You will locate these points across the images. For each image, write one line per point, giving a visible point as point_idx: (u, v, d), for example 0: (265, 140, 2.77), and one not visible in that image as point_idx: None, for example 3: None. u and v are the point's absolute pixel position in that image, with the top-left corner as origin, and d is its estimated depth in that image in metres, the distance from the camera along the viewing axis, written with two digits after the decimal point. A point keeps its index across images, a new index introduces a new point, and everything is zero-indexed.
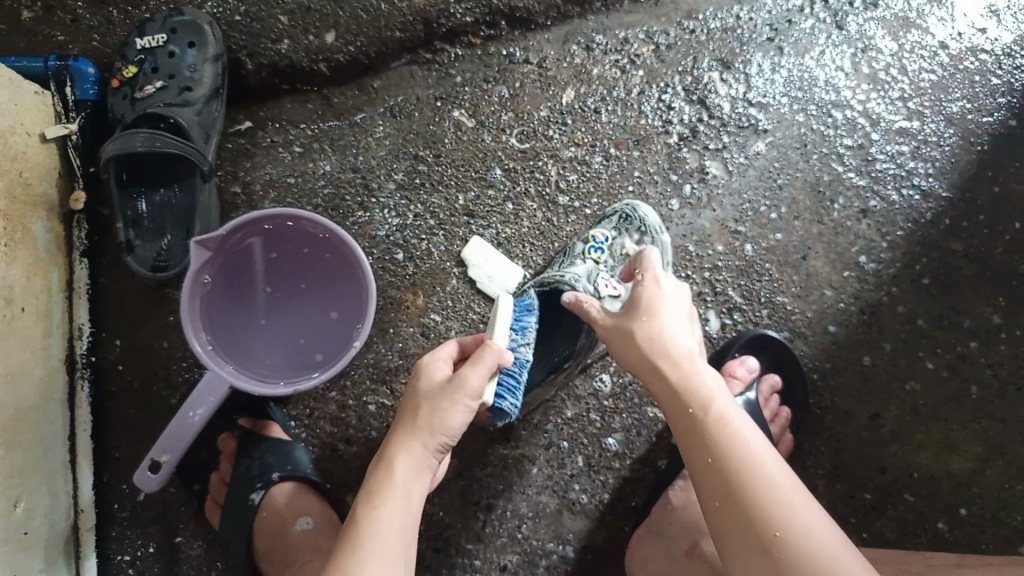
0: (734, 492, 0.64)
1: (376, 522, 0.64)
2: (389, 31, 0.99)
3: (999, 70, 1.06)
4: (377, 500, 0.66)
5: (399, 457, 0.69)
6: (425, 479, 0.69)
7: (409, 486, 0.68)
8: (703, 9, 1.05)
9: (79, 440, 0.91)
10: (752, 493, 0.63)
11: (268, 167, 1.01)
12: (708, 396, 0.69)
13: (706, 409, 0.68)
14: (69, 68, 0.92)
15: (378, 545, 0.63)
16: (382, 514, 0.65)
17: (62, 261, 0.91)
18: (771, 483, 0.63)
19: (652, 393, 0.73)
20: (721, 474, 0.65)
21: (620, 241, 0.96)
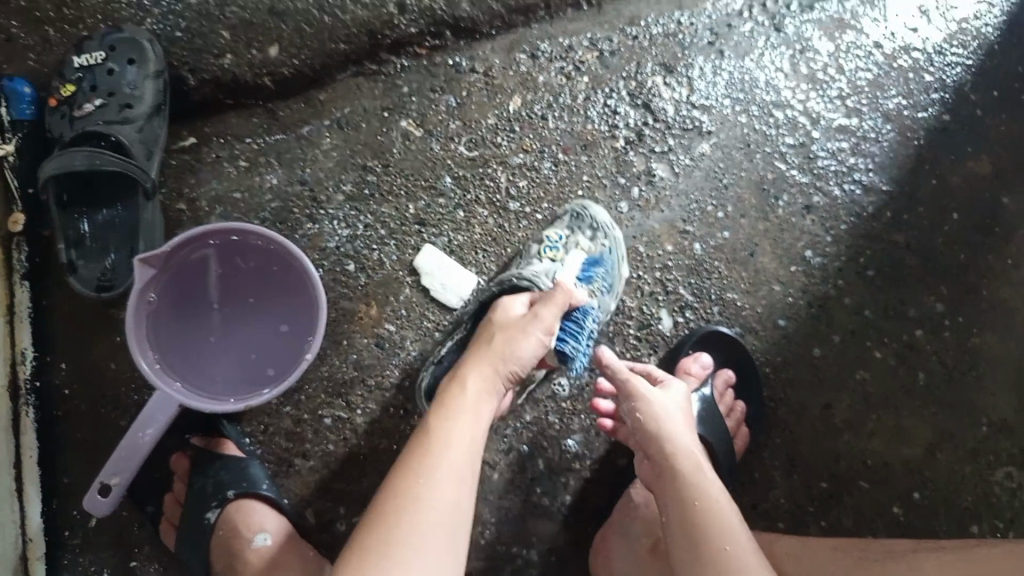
0: (697, 534, 0.71)
1: (450, 438, 0.72)
2: (333, 43, 0.99)
3: (931, 68, 1.09)
4: (451, 421, 0.73)
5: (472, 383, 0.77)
6: (489, 406, 0.77)
7: (477, 404, 0.76)
8: (644, 15, 1.06)
9: (26, 467, 0.89)
10: (711, 538, 0.70)
11: (214, 182, 1.00)
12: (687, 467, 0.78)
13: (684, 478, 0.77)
14: (4, 88, 0.90)
15: (448, 457, 0.70)
16: (450, 431, 0.72)
17: (3, 285, 0.89)
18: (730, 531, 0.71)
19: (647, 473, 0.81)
20: (687, 520, 0.73)
21: (575, 239, 0.99)
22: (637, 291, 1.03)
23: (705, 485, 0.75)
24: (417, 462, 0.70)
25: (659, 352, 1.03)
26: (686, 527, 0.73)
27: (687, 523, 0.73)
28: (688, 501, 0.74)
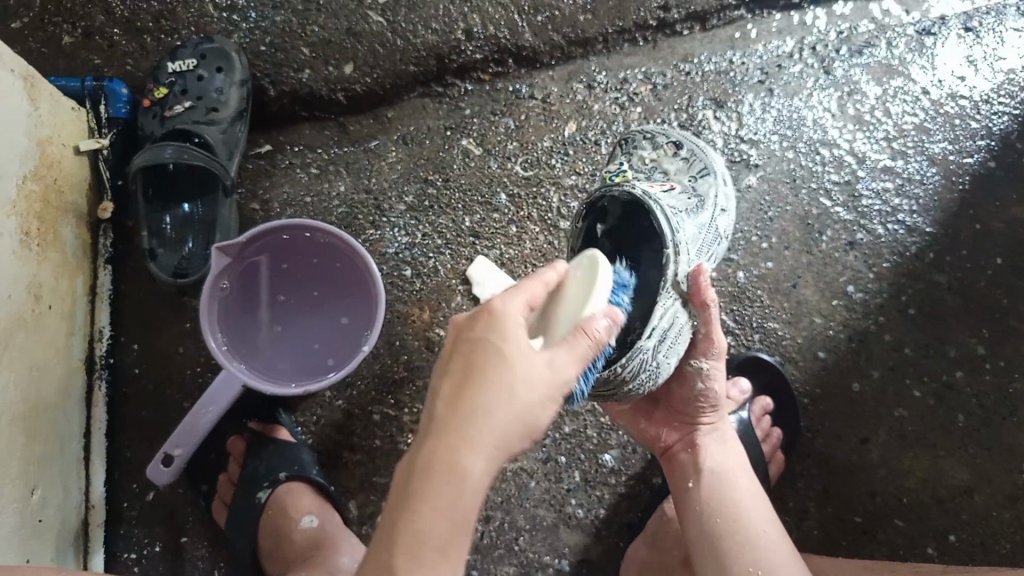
0: (729, 523, 0.78)
1: (482, 462, 0.50)
2: (404, 65, 1.07)
3: (977, 115, 1.12)
4: (480, 437, 0.50)
5: (503, 378, 0.52)
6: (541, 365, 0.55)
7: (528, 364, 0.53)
8: (698, 53, 1.12)
9: (93, 438, 0.95)
10: (732, 525, 0.78)
11: (286, 187, 1.07)
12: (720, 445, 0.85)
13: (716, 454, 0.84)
14: (104, 88, 0.99)
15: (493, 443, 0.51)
16: (495, 445, 0.51)
17: (87, 266, 0.97)
18: (750, 517, 0.79)
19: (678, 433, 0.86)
20: (716, 506, 0.80)
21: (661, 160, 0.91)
22: None
23: (731, 470, 0.83)
24: (444, 500, 0.48)
25: None
26: (718, 513, 0.79)
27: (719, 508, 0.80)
28: (712, 489, 0.81)
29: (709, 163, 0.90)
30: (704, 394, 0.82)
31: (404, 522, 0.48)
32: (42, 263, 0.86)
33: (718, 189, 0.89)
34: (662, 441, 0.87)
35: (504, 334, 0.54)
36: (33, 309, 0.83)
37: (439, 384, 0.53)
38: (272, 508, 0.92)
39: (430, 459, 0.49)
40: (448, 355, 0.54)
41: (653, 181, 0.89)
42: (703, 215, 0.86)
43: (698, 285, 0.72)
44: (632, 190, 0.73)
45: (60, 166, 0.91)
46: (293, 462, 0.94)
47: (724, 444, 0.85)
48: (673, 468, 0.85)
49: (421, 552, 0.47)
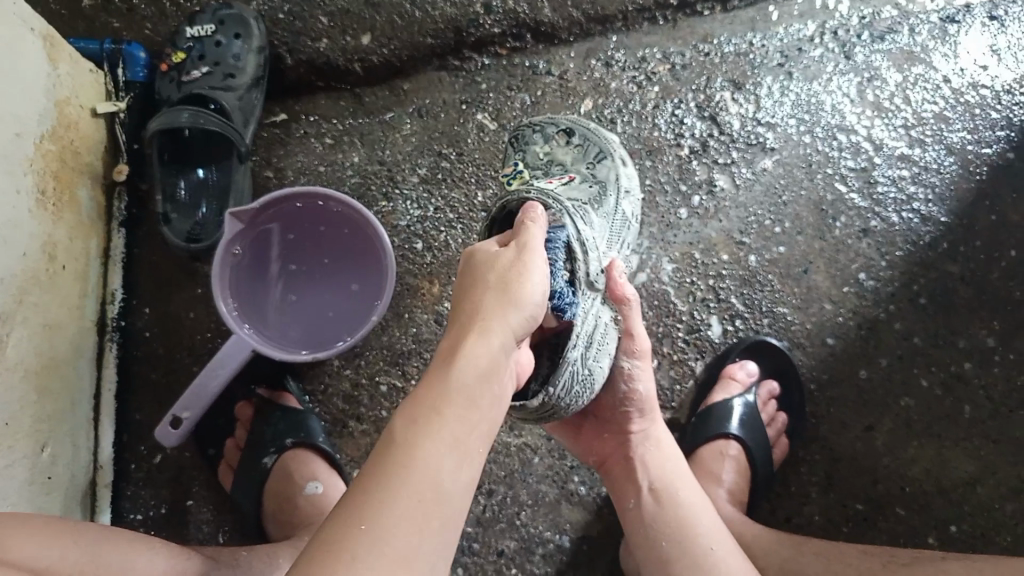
0: (677, 544, 0.78)
1: (463, 353, 0.53)
2: (421, 37, 1.06)
3: (999, 105, 1.10)
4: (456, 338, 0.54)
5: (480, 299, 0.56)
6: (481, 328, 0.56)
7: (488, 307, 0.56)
8: (718, 34, 1.11)
9: (104, 398, 0.96)
10: (684, 542, 0.78)
11: (301, 156, 1.07)
12: (659, 454, 0.83)
13: (657, 467, 0.83)
14: (122, 52, 0.99)
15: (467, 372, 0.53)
16: (470, 337, 0.54)
17: (101, 230, 0.97)
18: (696, 532, 0.78)
19: (613, 444, 0.85)
20: (662, 526, 0.79)
21: (551, 150, 0.91)
22: (689, 296, 1.06)
23: (673, 483, 0.82)
24: (427, 386, 0.51)
25: (706, 358, 1.06)
26: (664, 534, 0.79)
27: (664, 527, 0.79)
28: (655, 503, 0.81)
29: (603, 147, 0.93)
30: (626, 398, 0.82)
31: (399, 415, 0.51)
32: (57, 223, 0.87)
33: (616, 172, 0.92)
34: (596, 454, 0.87)
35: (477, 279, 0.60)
36: (47, 269, 0.84)
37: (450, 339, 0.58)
38: (278, 472, 0.93)
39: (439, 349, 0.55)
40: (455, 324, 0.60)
41: (552, 175, 0.88)
42: (607, 200, 0.88)
43: (613, 281, 0.77)
44: (530, 195, 0.71)
45: (77, 127, 0.91)
46: (299, 429, 0.95)
47: (662, 450, 0.84)
48: (611, 482, 0.85)
49: (410, 427, 0.49)
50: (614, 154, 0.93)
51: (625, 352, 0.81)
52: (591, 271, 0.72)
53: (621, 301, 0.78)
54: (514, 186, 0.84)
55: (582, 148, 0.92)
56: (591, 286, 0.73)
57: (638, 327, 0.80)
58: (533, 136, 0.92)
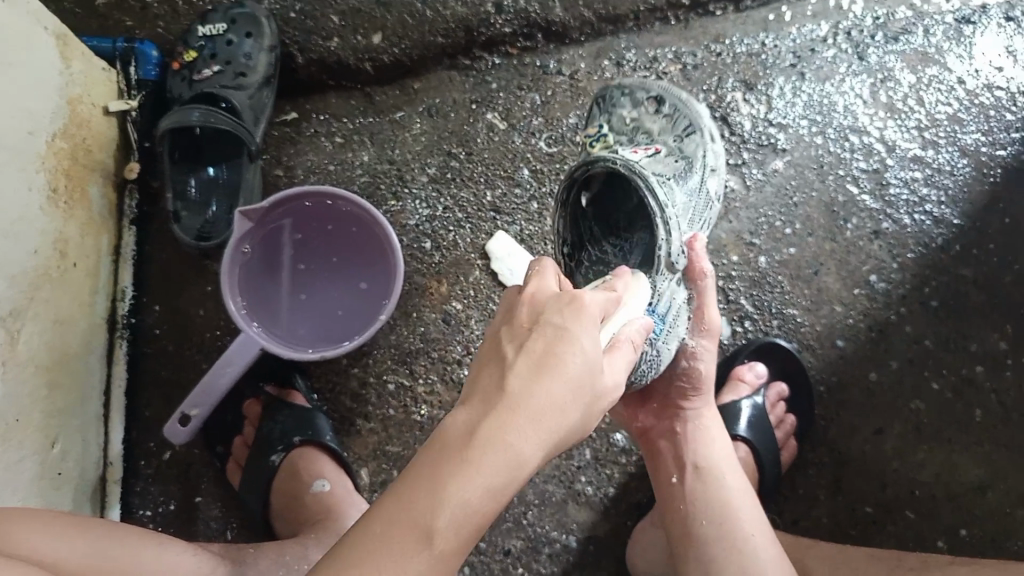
0: (714, 525, 0.78)
1: (539, 448, 0.47)
2: (432, 37, 1.06)
3: (1013, 107, 1.09)
4: (544, 413, 0.47)
5: (576, 373, 0.49)
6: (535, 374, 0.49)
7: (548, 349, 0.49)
8: (730, 34, 1.10)
9: (114, 394, 0.97)
10: (721, 522, 0.78)
11: (311, 155, 1.07)
12: (707, 435, 0.84)
13: (705, 446, 0.83)
14: (134, 50, 1.00)
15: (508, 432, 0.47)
16: (554, 428, 0.48)
17: (112, 227, 0.98)
18: (733, 515, 0.78)
19: (661, 419, 0.85)
20: (700, 506, 0.79)
21: (642, 119, 0.88)
22: None
23: (719, 463, 0.82)
24: (499, 474, 0.45)
25: (714, 360, 1.06)
26: (702, 514, 0.79)
27: (706, 505, 0.79)
28: (698, 479, 0.81)
29: (694, 119, 0.89)
30: (686, 374, 0.82)
31: (455, 484, 0.45)
32: (69, 220, 0.87)
33: (704, 150, 0.88)
34: (641, 423, 0.86)
35: (584, 325, 0.51)
36: (59, 266, 0.85)
37: (510, 350, 0.49)
38: (286, 470, 0.93)
39: (517, 403, 0.47)
40: (520, 325, 0.51)
41: (637, 145, 0.86)
42: (692, 177, 0.85)
43: (693, 255, 0.77)
44: (619, 166, 0.71)
45: (90, 125, 0.92)
46: (307, 427, 0.95)
47: (709, 429, 0.84)
48: (651, 455, 0.85)
49: (465, 522, 0.45)
50: (704, 127, 0.89)
51: (694, 328, 0.81)
52: (672, 251, 0.72)
53: (696, 277, 0.78)
54: (597, 151, 0.86)
55: (669, 118, 0.89)
56: (671, 268, 0.73)
57: (711, 307, 0.80)
58: (620, 99, 0.89)
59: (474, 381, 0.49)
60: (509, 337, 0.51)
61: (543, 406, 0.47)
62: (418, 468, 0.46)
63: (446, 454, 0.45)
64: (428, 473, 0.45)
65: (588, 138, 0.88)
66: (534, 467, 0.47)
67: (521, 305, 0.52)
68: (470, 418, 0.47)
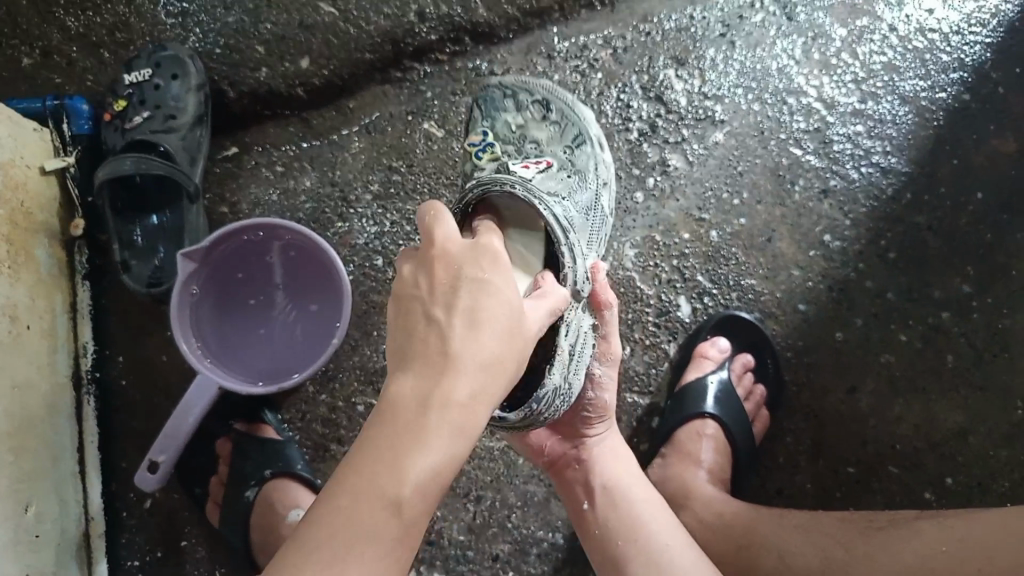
0: (631, 543, 0.78)
1: (485, 407, 0.51)
2: (359, 53, 1.06)
3: (949, 48, 1.08)
4: (485, 365, 0.51)
5: (504, 318, 0.53)
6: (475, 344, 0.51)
7: (480, 335, 0.51)
8: (657, 12, 1.10)
9: (87, 451, 0.98)
10: (635, 540, 0.78)
11: (254, 188, 1.08)
12: (608, 458, 0.84)
13: (606, 470, 0.83)
14: (65, 106, 1.00)
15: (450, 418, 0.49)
16: (494, 384, 0.51)
17: (66, 284, 0.99)
18: (645, 530, 0.78)
19: (565, 450, 0.84)
20: (614, 529, 0.79)
21: (529, 129, 0.89)
22: (654, 279, 1.06)
23: (625, 483, 0.82)
24: (451, 437, 0.49)
25: (678, 339, 1.06)
26: (618, 536, 0.79)
27: (618, 528, 0.79)
28: (607, 502, 0.81)
29: (582, 129, 0.91)
30: (592, 404, 0.81)
31: (414, 458, 0.48)
32: (15, 284, 0.88)
33: (596, 160, 0.91)
34: (547, 454, 0.85)
35: (503, 274, 0.55)
36: (10, 332, 0.86)
37: (439, 310, 0.52)
38: (259, 506, 0.95)
39: (454, 360, 0.50)
40: (443, 280, 0.53)
41: (526, 155, 0.87)
42: (584, 192, 0.87)
43: (597, 284, 0.76)
44: (516, 192, 0.69)
45: (26, 188, 0.92)
46: (279, 459, 0.97)
47: (616, 455, 0.84)
48: (562, 483, 0.84)
49: (429, 490, 0.49)
50: (591, 137, 0.92)
51: (599, 358, 0.81)
52: (580, 278, 0.69)
53: (601, 306, 0.77)
54: (484, 161, 0.84)
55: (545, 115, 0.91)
56: (576, 296, 0.69)
57: (614, 333, 0.81)
58: (505, 102, 0.91)
59: (409, 343, 0.52)
60: (432, 296, 0.53)
61: (481, 360, 0.51)
62: (377, 444, 0.49)
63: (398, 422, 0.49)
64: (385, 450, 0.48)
65: (475, 148, 0.86)
66: (483, 420, 0.51)
67: (438, 263, 0.54)
68: (414, 385, 0.50)
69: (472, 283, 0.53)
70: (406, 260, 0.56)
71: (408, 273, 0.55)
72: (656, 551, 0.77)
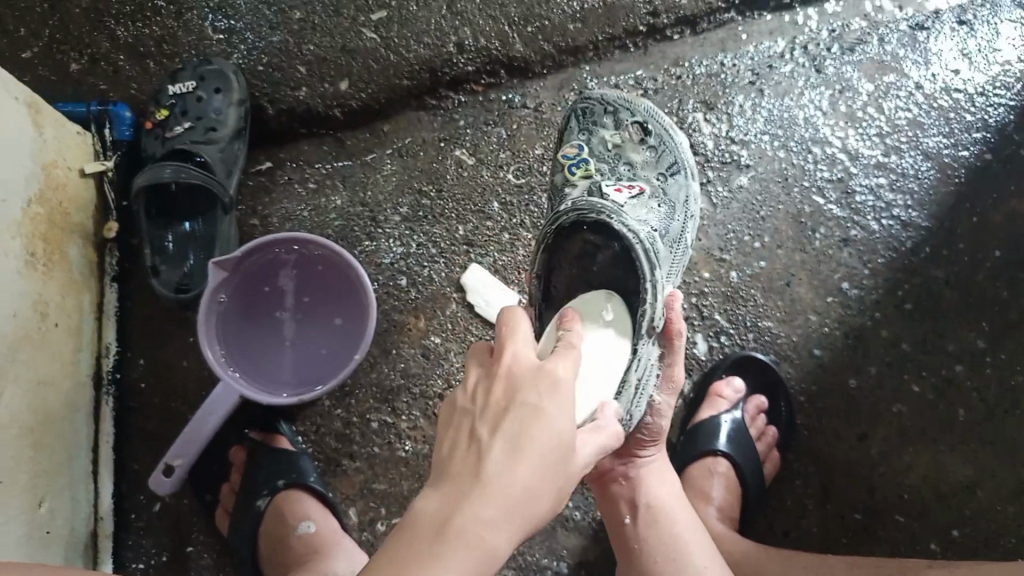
0: (674, 565, 0.80)
1: None
2: (397, 79, 1.10)
3: (972, 108, 1.11)
4: (515, 499, 0.51)
5: (548, 451, 0.53)
6: (512, 469, 0.51)
7: (513, 461, 0.51)
8: (689, 56, 1.12)
9: (101, 451, 0.99)
10: (679, 564, 0.80)
11: (285, 202, 1.10)
12: (654, 480, 0.84)
13: (651, 494, 0.83)
14: (109, 112, 1.03)
15: (470, 535, 0.49)
16: (524, 519, 0.51)
17: (94, 287, 1.01)
18: (690, 555, 0.80)
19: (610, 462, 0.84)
20: (657, 550, 0.81)
21: (626, 150, 0.92)
22: None
23: (669, 505, 0.84)
24: (473, 565, 0.48)
25: (693, 376, 1.07)
26: (661, 556, 0.81)
27: (661, 550, 0.81)
28: (651, 523, 0.82)
29: (679, 157, 0.93)
30: (648, 428, 0.81)
31: (431, 565, 0.47)
32: (48, 281, 0.90)
33: (686, 192, 0.92)
34: (595, 467, 0.85)
35: (560, 403, 0.54)
36: (39, 327, 0.88)
37: (485, 430, 0.53)
38: (272, 515, 0.96)
39: (488, 487, 0.50)
40: (497, 401, 0.54)
41: (621, 178, 0.89)
42: (671, 223, 0.89)
43: (671, 313, 0.77)
44: (611, 221, 0.77)
45: (66, 189, 0.95)
46: (292, 469, 0.98)
47: (662, 475, 0.85)
48: (606, 496, 0.85)
49: None
50: (686, 167, 0.93)
51: (662, 384, 0.80)
52: (654, 316, 0.73)
53: (672, 337, 0.78)
54: (576, 177, 0.89)
55: (635, 128, 0.93)
56: (650, 330, 0.73)
57: (681, 364, 0.80)
58: (604, 118, 0.93)
59: (449, 460, 0.53)
60: (484, 412, 0.54)
61: (514, 491, 0.51)
62: (402, 551, 0.49)
63: (418, 537, 0.49)
64: (404, 553, 0.48)
65: (567, 162, 0.91)
66: (503, 555, 0.50)
67: (499, 382, 0.55)
68: (408, 551, 0.48)
69: (525, 406, 0.53)
70: (472, 377, 0.57)
71: (472, 385, 0.56)
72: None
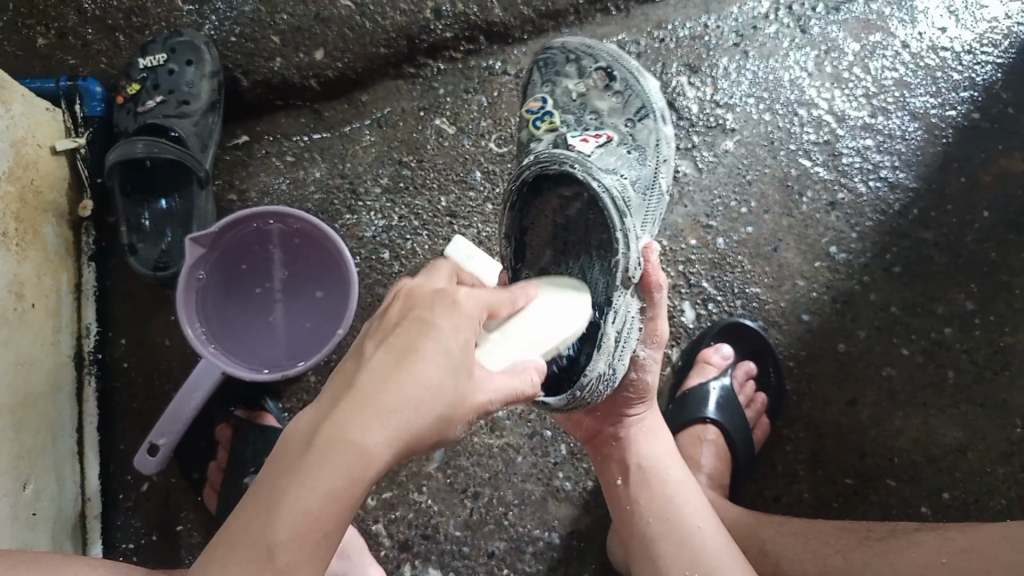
0: (668, 526, 0.78)
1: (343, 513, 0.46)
2: (374, 48, 1.06)
3: (959, 66, 1.09)
4: (393, 408, 0.47)
5: (435, 359, 0.50)
6: (390, 379, 0.48)
7: (389, 374, 0.48)
8: (672, 19, 1.10)
9: (86, 431, 0.98)
10: (672, 525, 0.78)
11: (264, 176, 1.08)
12: (645, 441, 0.83)
13: (642, 454, 0.83)
14: (78, 87, 1.00)
15: (337, 450, 0.46)
16: (404, 424, 0.47)
17: (71, 265, 0.99)
18: (683, 516, 0.79)
19: (600, 427, 0.84)
20: (650, 511, 0.80)
21: (592, 100, 0.90)
22: None
23: (661, 465, 0.83)
24: (341, 476, 0.45)
25: (682, 344, 1.06)
26: (655, 517, 0.79)
27: (654, 511, 0.80)
28: (644, 483, 0.81)
29: (646, 101, 0.90)
30: (634, 384, 0.81)
31: (294, 492, 0.45)
32: (23, 262, 0.88)
33: (657, 136, 0.89)
34: (585, 428, 0.85)
35: (454, 320, 0.52)
36: (15, 308, 0.85)
37: (374, 344, 0.51)
38: None
39: (353, 418, 0.47)
40: (392, 317, 0.53)
41: (587, 128, 0.87)
42: (643, 168, 0.86)
43: (648, 266, 0.74)
44: (575, 172, 0.73)
45: (37, 166, 0.92)
46: None
47: (653, 434, 0.84)
48: (598, 460, 0.85)
49: (305, 533, 0.45)
50: (656, 109, 0.91)
51: (645, 340, 0.79)
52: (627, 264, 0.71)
53: (652, 289, 0.75)
54: (541, 131, 0.88)
55: (602, 75, 0.91)
56: (627, 282, 0.72)
57: (663, 316, 0.78)
58: (567, 67, 0.92)
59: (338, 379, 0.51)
60: (381, 329, 0.52)
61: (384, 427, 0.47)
62: (272, 478, 0.46)
63: (289, 456, 0.47)
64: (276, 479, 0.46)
65: (532, 116, 0.90)
66: (382, 463, 0.47)
67: (396, 303, 0.54)
68: (278, 476, 0.46)
69: (416, 321, 0.51)
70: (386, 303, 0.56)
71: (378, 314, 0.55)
72: (692, 535, 0.77)
